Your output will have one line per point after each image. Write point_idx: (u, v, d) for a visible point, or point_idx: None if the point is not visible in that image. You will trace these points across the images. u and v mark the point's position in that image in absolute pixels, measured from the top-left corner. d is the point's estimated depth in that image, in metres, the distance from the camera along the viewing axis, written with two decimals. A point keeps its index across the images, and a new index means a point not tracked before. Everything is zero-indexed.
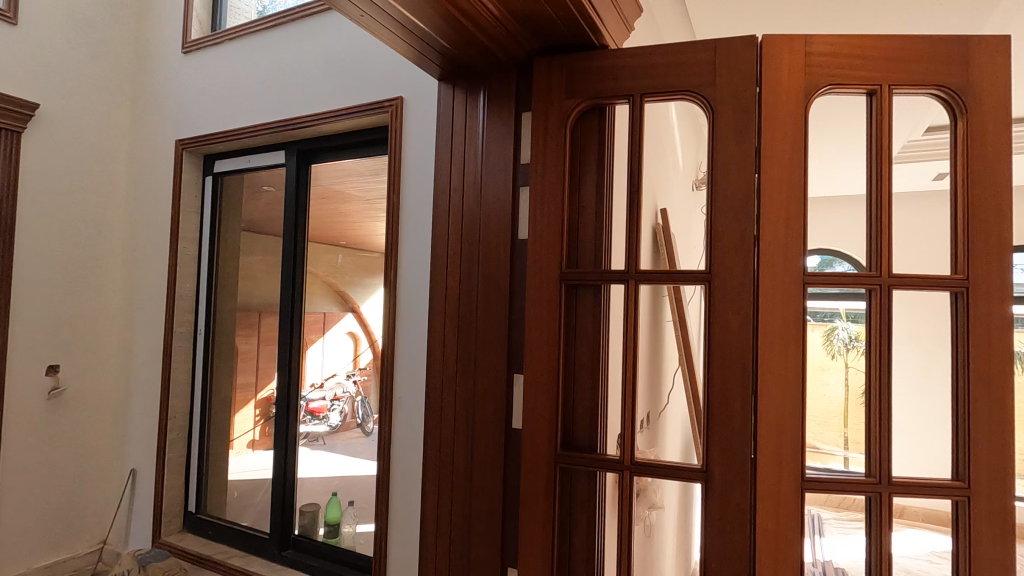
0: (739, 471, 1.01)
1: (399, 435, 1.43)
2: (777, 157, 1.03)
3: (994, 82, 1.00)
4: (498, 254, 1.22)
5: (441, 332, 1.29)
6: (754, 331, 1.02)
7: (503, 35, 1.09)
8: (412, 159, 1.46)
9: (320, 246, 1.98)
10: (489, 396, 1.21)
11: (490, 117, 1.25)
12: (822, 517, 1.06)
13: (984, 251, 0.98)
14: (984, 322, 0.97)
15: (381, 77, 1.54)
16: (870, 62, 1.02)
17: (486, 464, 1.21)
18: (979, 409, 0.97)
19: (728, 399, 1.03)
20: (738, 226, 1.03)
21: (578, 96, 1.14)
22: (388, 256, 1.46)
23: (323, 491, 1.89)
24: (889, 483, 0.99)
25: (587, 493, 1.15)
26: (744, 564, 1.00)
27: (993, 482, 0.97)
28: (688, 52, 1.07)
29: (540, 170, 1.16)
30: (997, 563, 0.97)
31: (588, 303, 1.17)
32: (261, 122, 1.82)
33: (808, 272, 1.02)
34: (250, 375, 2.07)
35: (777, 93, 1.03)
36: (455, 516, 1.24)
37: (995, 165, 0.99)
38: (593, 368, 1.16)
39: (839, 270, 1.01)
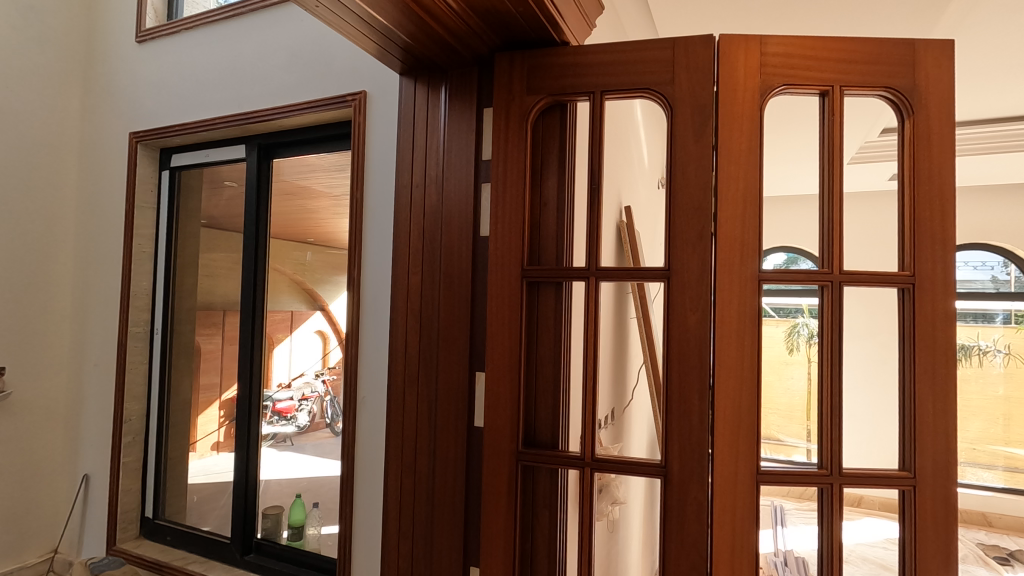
0: (697, 466, 1.02)
1: (362, 436, 1.41)
2: (734, 155, 1.05)
3: (939, 84, 1.03)
4: (460, 252, 1.21)
5: (403, 331, 1.27)
6: (711, 327, 1.04)
7: (463, 30, 1.07)
8: (374, 154, 1.43)
9: (287, 241, 1.93)
10: (451, 394, 1.20)
11: (451, 113, 1.24)
12: (785, 508, 1.05)
13: (930, 247, 1.02)
14: (930, 317, 1.01)
15: (343, 71, 1.51)
16: (824, 63, 1.04)
17: (448, 464, 1.20)
18: (924, 400, 1.01)
19: (686, 394, 1.04)
20: (695, 223, 1.04)
21: (538, 92, 1.13)
22: (351, 254, 1.44)
23: (288, 493, 1.85)
24: (839, 475, 1.01)
25: (549, 490, 1.14)
26: (702, 558, 1.01)
27: (938, 470, 1.00)
28: (647, 50, 1.07)
29: (501, 166, 1.15)
30: (941, 548, 1.00)
31: (549, 300, 1.16)
32: (218, 115, 1.76)
33: (775, 268, 1.04)
34: (214, 375, 2.01)
35: (733, 93, 1.05)
36: (417, 518, 1.23)
37: (940, 165, 1.02)
38: (554, 365, 1.16)
39: (803, 267, 1.04)
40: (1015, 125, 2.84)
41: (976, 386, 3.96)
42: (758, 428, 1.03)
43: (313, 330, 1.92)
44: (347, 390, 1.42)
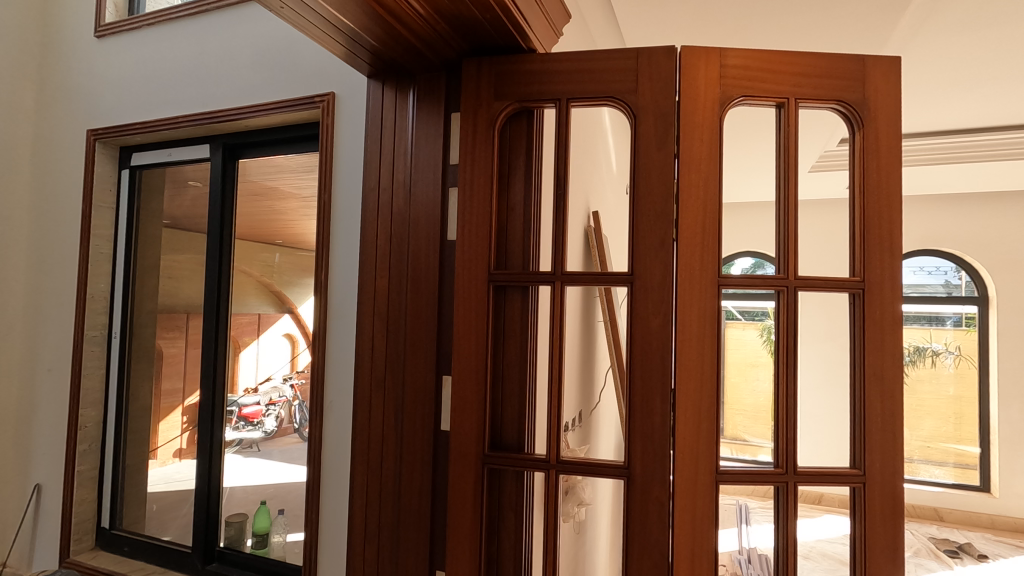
0: (659, 466, 1.05)
1: (328, 440, 1.39)
2: (695, 163, 1.08)
3: (887, 99, 1.08)
4: (427, 255, 1.21)
5: (370, 334, 1.26)
6: (673, 330, 1.06)
7: (430, 35, 1.08)
8: (342, 156, 1.42)
9: (252, 244, 1.89)
10: (418, 398, 1.20)
11: (419, 116, 1.24)
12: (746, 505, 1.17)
13: (878, 254, 1.06)
14: (878, 321, 1.06)
15: (311, 72, 1.50)
16: (780, 76, 1.08)
17: (414, 468, 1.20)
18: (873, 399, 1.05)
19: (648, 397, 1.06)
20: (657, 229, 1.07)
21: (506, 98, 1.14)
22: (318, 256, 1.42)
23: (252, 499, 1.78)
24: (795, 473, 1.05)
25: (514, 492, 1.15)
26: (663, 556, 1.04)
27: (886, 467, 1.05)
28: (612, 59, 1.10)
29: (468, 170, 1.16)
30: (889, 542, 1.04)
31: (516, 304, 1.17)
32: (182, 114, 1.72)
33: (743, 273, 1.07)
34: (177, 381, 1.93)
35: (694, 103, 1.08)
36: (383, 522, 1.22)
37: (888, 176, 1.07)
38: (521, 368, 1.17)
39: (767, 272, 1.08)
40: (962, 138, 2.98)
41: (929, 386, 4.12)
42: (718, 428, 1.06)
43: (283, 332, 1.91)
44: (313, 394, 1.40)
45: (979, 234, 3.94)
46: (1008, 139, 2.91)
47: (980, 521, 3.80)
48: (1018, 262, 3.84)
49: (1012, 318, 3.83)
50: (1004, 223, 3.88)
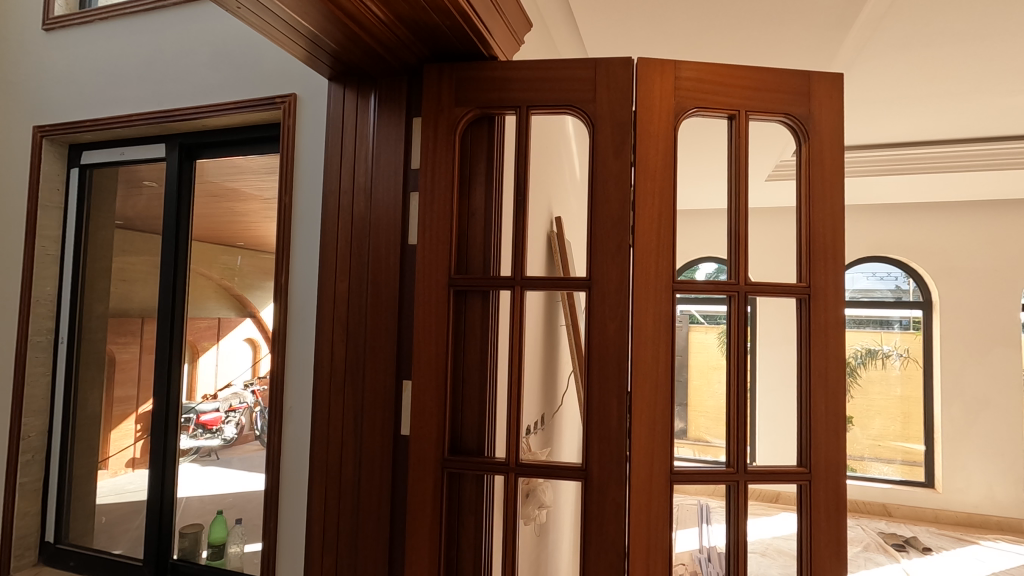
0: (616, 467, 1.07)
1: (287, 447, 1.37)
2: (651, 172, 1.11)
3: (830, 113, 1.14)
4: (388, 260, 1.21)
5: (329, 339, 1.25)
6: (629, 334, 1.09)
7: (391, 39, 1.08)
8: (304, 159, 1.40)
9: (212, 246, 1.82)
10: (378, 402, 1.19)
11: (380, 120, 1.24)
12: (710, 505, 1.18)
13: (823, 261, 1.12)
14: (822, 324, 1.11)
15: (272, 73, 1.48)
16: (732, 89, 1.13)
17: (374, 473, 1.19)
18: (818, 400, 1.10)
19: (605, 399, 1.08)
20: (614, 235, 1.09)
21: (467, 105, 1.15)
22: (278, 260, 1.40)
23: (209, 509, 1.71)
24: (745, 472, 1.08)
25: (474, 496, 1.16)
26: (620, 555, 1.06)
27: (830, 464, 1.10)
28: (571, 68, 1.12)
29: (429, 175, 1.16)
30: (832, 536, 1.10)
31: (477, 309, 1.17)
32: (135, 112, 1.67)
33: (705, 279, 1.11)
34: (131, 388, 1.85)
35: (650, 113, 1.11)
36: (341, 529, 1.21)
37: (832, 186, 1.13)
38: (481, 372, 1.17)
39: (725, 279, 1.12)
40: (907, 150, 3.13)
41: (879, 387, 4.31)
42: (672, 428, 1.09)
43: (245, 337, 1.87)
44: (273, 400, 1.37)
45: (925, 242, 4.14)
46: (948, 153, 3.07)
47: (925, 515, 3.98)
48: (959, 268, 4.05)
49: (954, 322, 4.04)
50: (946, 232, 4.09)
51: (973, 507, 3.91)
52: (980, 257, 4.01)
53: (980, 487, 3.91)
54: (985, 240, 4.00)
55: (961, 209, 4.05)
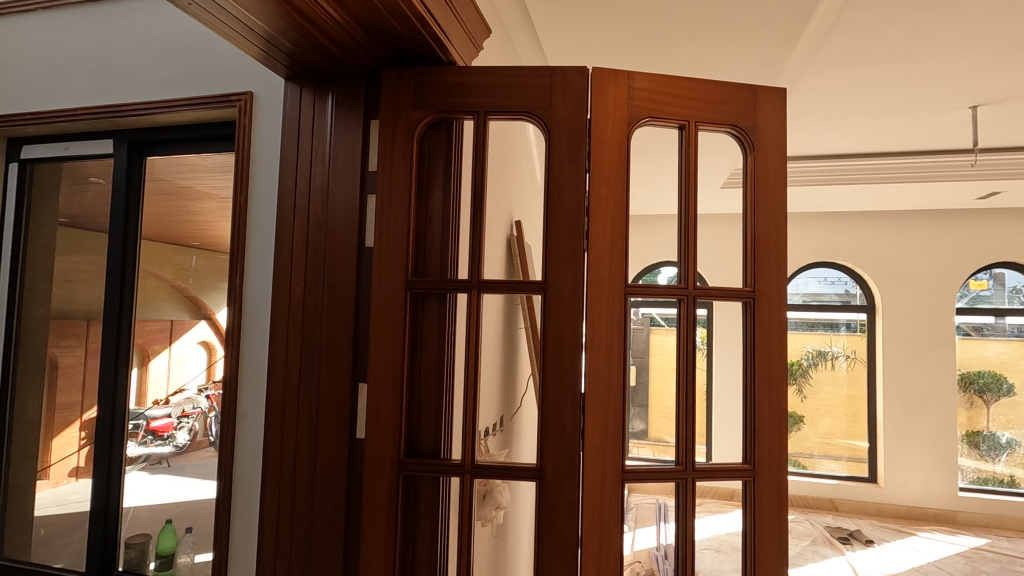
0: (570, 467, 1.09)
1: (240, 453, 1.34)
2: (605, 179, 1.14)
3: (773, 126, 1.21)
4: (344, 262, 1.21)
5: (284, 341, 1.23)
6: (582, 337, 1.11)
7: (348, 41, 1.08)
8: (260, 158, 1.38)
9: (172, 247, 1.71)
10: (333, 406, 1.19)
11: (338, 121, 1.24)
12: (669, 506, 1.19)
13: (767, 265, 1.19)
14: (765, 327, 1.18)
15: (228, 71, 1.45)
16: (682, 100, 1.17)
17: (329, 477, 1.18)
18: (762, 400, 1.17)
19: (559, 400, 1.10)
20: (569, 240, 1.12)
21: (425, 108, 1.16)
22: (232, 261, 1.37)
23: (158, 519, 1.63)
24: (693, 469, 1.13)
25: (430, 498, 1.16)
26: (573, 553, 1.08)
27: (773, 461, 1.17)
28: (528, 76, 1.14)
29: (386, 178, 1.16)
30: (774, 529, 1.16)
31: (434, 311, 1.18)
32: (81, 106, 1.61)
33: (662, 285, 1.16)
34: (75, 394, 1.76)
35: (604, 121, 1.14)
36: (295, 534, 1.19)
37: (775, 195, 1.20)
38: (438, 375, 1.18)
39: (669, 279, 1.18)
40: (853, 161, 3.29)
41: (828, 387, 4.49)
42: (628, 427, 1.15)
43: (200, 340, 1.68)
44: (225, 404, 1.34)
45: (870, 248, 4.34)
46: (890, 165, 3.24)
47: (869, 509, 4.17)
48: (900, 274, 4.28)
49: (895, 324, 4.26)
50: (888, 239, 4.31)
51: (913, 500, 4.11)
52: (919, 263, 4.24)
53: (919, 482, 4.12)
54: (923, 247, 4.23)
55: (901, 218, 4.27)
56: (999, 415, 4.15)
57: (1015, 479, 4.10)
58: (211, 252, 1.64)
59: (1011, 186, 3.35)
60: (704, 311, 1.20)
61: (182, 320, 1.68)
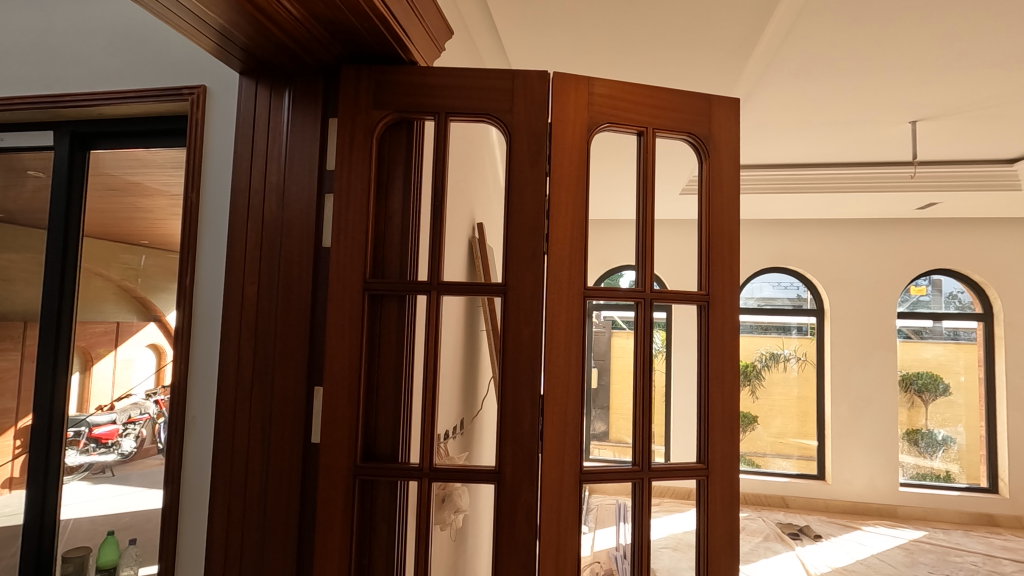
0: (528, 469, 1.09)
1: (189, 461, 1.28)
2: (565, 183, 1.15)
3: (727, 134, 1.26)
4: (300, 262, 1.18)
5: (236, 343, 1.19)
6: (542, 340, 1.12)
7: (305, 36, 1.05)
8: (213, 154, 1.33)
9: (117, 245, 1.63)
10: (287, 410, 1.15)
11: (295, 118, 1.21)
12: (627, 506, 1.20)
13: (721, 271, 1.23)
14: (719, 329, 1.22)
15: (180, 64, 1.40)
16: (641, 107, 1.20)
17: (282, 484, 1.15)
18: (715, 400, 1.21)
19: (518, 402, 1.10)
20: (529, 243, 1.12)
21: (385, 108, 1.14)
22: (181, 260, 1.31)
23: (100, 531, 1.53)
24: (649, 469, 1.16)
25: (387, 503, 1.14)
26: (530, 555, 1.08)
27: (726, 461, 1.21)
28: (489, 78, 1.14)
29: (345, 177, 1.14)
30: (726, 526, 1.20)
31: (393, 313, 1.16)
32: (18, 95, 1.52)
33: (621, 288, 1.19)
34: (9, 401, 1.63)
35: (564, 126, 1.15)
36: (246, 543, 1.15)
37: (729, 201, 1.24)
38: (396, 378, 1.16)
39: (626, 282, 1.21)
40: (804, 170, 3.42)
41: (780, 388, 4.65)
42: (589, 429, 1.16)
43: (146, 343, 1.59)
44: (172, 410, 1.28)
45: (819, 255, 4.53)
46: (837, 176, 3.39)
47: (818, 505, 4.34)
48: (847, 279, 4.47)
49: (842, 328, 4.45)
50: (836, 246, 4.50)
51: (858, 496, 4.30)
52: (864, 269, 4.44)
53: (863, 478, 4.31)
54: (868, 254, 4.44)
55: (848, 226, 4.48)
56: (936, 414, 4.39)
57: (950, 474, 4.34)
58: (161, 252, 1.57)
59: (947, 198, 3.55)
60: (662, 315, 1.22)
61: (129, 322, 1.58)
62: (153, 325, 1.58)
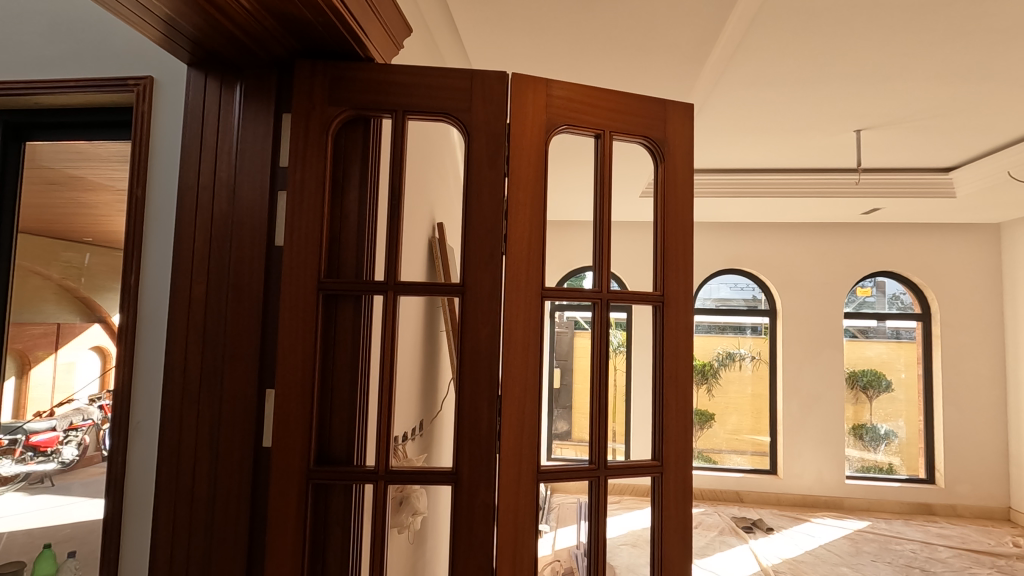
0: (485, 470, 1.09)
1: (133, 468, 1.23)
2: (522, 183, 1.15)
3: (681, 140, 1.29)
4: (251, 261, 1.14)
5: (183, 345, 1.15)
6: (500, 340, 1.12)
7: (257, 28, 1.02)
8: (159, 148, 1.28)
9: (61, 243, 1.53)
10: (237, 413, 1.12)
11: (246, 113, 1.17)
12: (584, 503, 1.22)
13: (675, 272, 1.26)
14: (673, 330, 1.25)
15: (126, 53, 1.34)
16: (598, 110, 1.22)
17: (231, 490, 1.11)
18: (669, 398, 1.24)
19: (476, 402, 1.10)
20: (487, 243, 1.12)
21: (341, 104, 1.12)
22: (125, 259, 1.26)
23: (36, 544, 1.43)
24: (605, 467, 1.18)
25: (342, 508, 1.11)
26: (487, 556, 1.08)
27: (679, 457, 1.24)
28: (446, 77, 1.13)
29: (298, 174, 1.12)
30: (679, 521, 1.23)
31: (348, 313, 1.14)
32: None
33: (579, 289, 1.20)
34: None
35: (522, 127, 1.16)
36: (192, 553, 1.11)
37: (683, 205, 1.27)
38: (351, 379, 1.14)
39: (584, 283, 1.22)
40: (757, 176, 3.54)
41: (735, 386, 4.80)
42: (550, 429, 1.17)
43: (92, 346, 1.48)
44: (115, 415, 1.22)
45: (773, 257, 4.69)
46: (788, 181, 3.52)
47: (770, 499, 4.49)
48: (798, 281, 4.65)
49: (793, 327, 4.62)
50: (788, 249, 4.68)
51: (808, 489, 4.47)
52: (814, 271, 4.63)
53: (812, 472, 4.49)
54: (817, 257, 4.63)
55: (799, 230, 4.66)
56: (879, 409, 4.61)
57: (892, 466, 4.56)
58: (108, 250, 1.49)
59: (889, 204, 3.74)
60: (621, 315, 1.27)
61: (72, 325, 1.48)
62: (98, 327, 1.49)
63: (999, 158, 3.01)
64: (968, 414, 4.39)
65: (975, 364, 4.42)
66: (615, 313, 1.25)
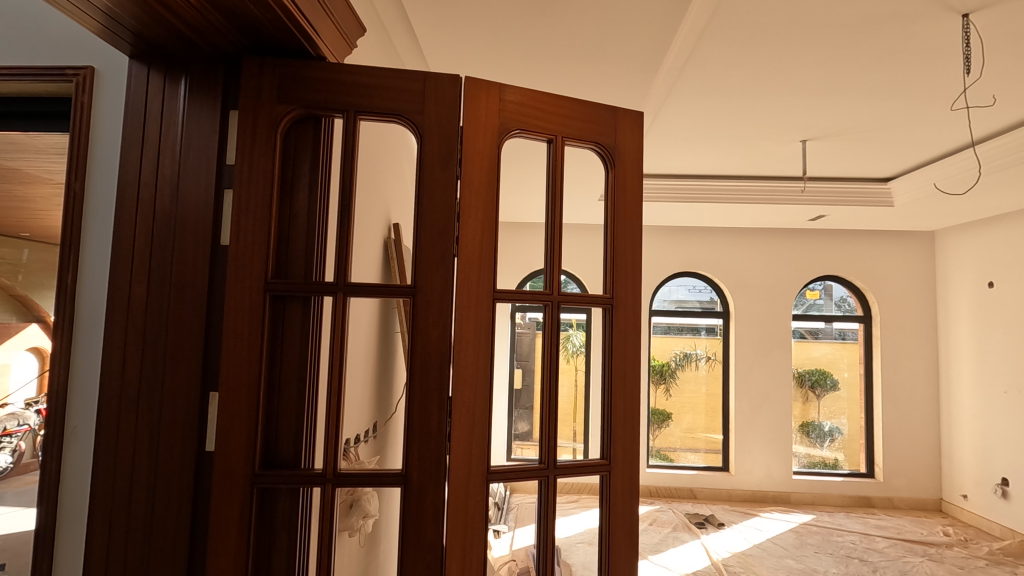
0: (435, 470, 1.09)
1: (66, 475, 1.18)
2: (476, 186, 1.16)
3: (631, 147, 1.33)
4: (194, 261, 1.12)
5: (121, 347, 1.11)
6: (451, 341, 1.12)
7: (201, 22, 1.00)
8: (101, 142, 1.23)
9: None
10: (178, 417, 1.09)
11: (191, 108, 1.14)
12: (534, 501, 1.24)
13: (624, 276, 1.30)
14: (623, 332, 1.29)
15: (64, 42, 1.28)
16: (551, 116, 1.24)
17: (171, 495, 1.08)
18: (618, 398, 1.27)
19: (425, 402, 1.10)
20: (439, 245, 1.12)
21: (290, 103, 1.11)
22: (61, 257, 1.20)
23: None
24: (554, 467, 1.20)
25: (288, 512, 1.10)
26: (435, 556, 1.08)
27: (626, 456, 1.28)
28: (400, 78, 1.13)
29: (245, 172, 1.09)
30: (627, 519, 1.27)
31: (296, 314, 1.13)
32: None
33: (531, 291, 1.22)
34: None
35: (475, 129, 1.17)
36: (129, 561, 1.07)
37: (632, 210, 1.31)
38: (299, 382, 1.12)
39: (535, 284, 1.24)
40: (711, 181, 3.65)
41: (691, 386, 4.93)
42: (511, 430, 1.19)
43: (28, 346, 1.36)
44: (49, 419, 1.17)
45: (726, 261, 4.84)
46: (740, 187, 3.65)
47: (722, 495, 4.63)
48: (750, 284, 4.81)
49: (746, 329, 4.78)
50: (740, 253, 4.83)
51: (757, 484, 4.64)
52: (765, 275, 4.80)
53: (761, 468, 4.65)
54: (768, 261, 4.80)
55: (751, 234, 4.82)
56: (825, 407, 4.82)
57: (837, 461, 4.77)
58: (50, 246, 1.38)
59: (834, 212, 3.91)
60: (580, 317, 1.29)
61: (7, 325, 1.36)
62: (38, 328, 1.37)
63: (932, 170, 3.19)
64: (905, 411, 4.64)
65: (912, 364, 4.68)
66: (572, 314, 1.27)
